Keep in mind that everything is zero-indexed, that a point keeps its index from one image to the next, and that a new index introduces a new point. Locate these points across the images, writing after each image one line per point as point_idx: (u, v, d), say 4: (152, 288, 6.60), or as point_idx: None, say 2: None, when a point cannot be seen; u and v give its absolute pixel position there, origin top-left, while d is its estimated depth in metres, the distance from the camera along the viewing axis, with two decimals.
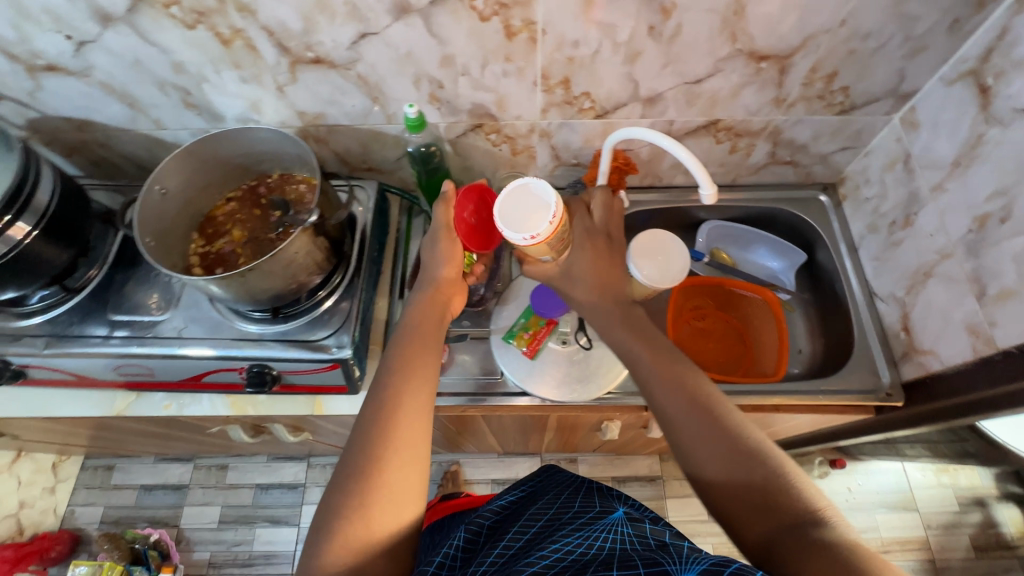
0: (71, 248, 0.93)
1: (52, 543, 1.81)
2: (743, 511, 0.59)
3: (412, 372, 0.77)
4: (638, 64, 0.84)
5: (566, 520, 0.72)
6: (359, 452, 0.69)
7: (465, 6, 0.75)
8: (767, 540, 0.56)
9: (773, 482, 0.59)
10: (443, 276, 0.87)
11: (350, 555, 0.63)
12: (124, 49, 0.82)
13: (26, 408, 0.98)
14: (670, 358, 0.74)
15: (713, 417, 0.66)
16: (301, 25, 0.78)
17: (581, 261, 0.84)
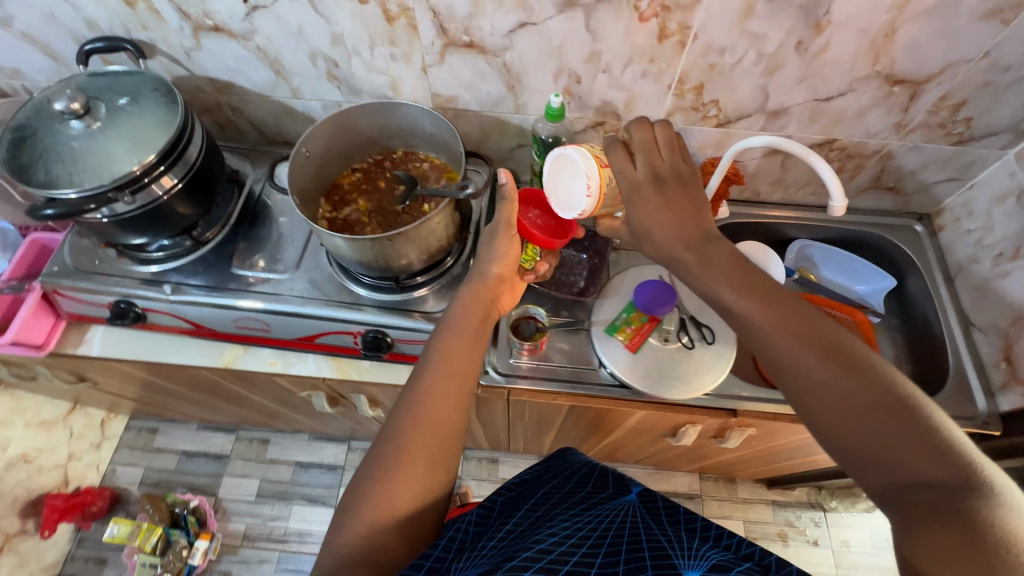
0: (204, 203, 0.97)
1: (93, 498, 1.78)
2: (874, 463, 0.56)
3: (451, 367, 0.80)
4: (775, 76, 0.88)
5: (577, 499, 0.76)
6: (391, 440, 0.74)
7: (630, 5, 0.79)
8: (900, 493, 0.53)
9: (913, 434, 0.54)
10: (496, 277, 0.88)
11: (368, 532, 0.68)
12: (293, 17, 0.86)
13: (138, 352, 1.01)
14: (785, 300, 0.66)
15: (843, 363, 0.60)
16: (467, 9, 0.82)
17: (639, 216, 0.73)
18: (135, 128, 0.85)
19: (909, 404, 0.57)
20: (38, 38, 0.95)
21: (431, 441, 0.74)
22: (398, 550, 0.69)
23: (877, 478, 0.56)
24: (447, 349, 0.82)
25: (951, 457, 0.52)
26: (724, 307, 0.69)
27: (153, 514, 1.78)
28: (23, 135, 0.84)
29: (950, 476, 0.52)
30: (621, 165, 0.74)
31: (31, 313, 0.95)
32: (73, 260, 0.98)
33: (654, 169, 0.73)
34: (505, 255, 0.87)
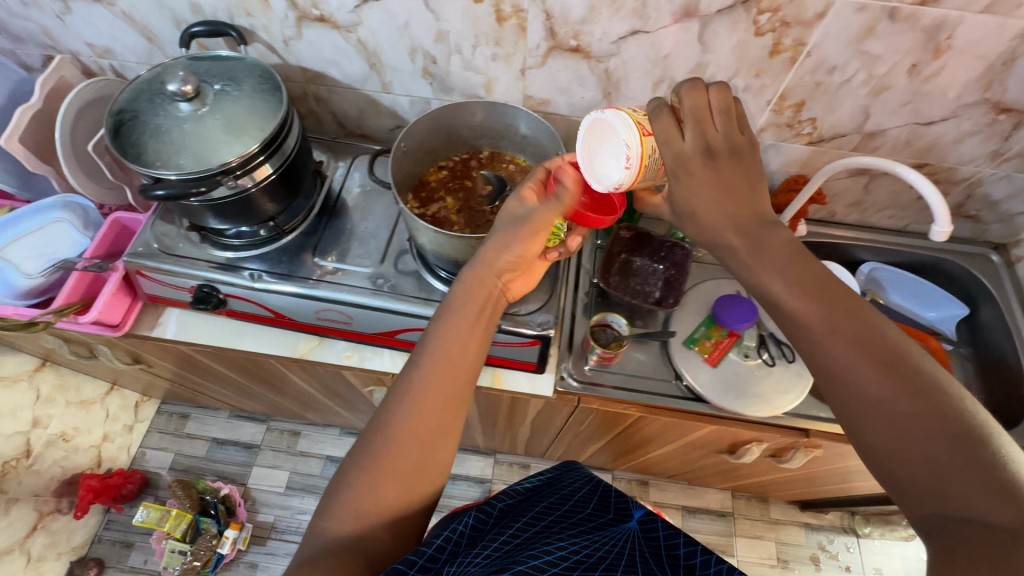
0: (292, 193, 0.96)
1: (124, 480, 1.70)
2: (923, 491, 0.50)
3: (447, 356, 0.72)
4: (880, 98, 0.87)
5: (578, 519, 0.78)
6: (378, 437, 0.68)
7: (749, 19, 0.78)
8: (945, 527, 0.48)
9: (977, 465, 0.48)
10: (508, 259, 0.78)
11: (354, 523, 0.64)
12: (402, 11, 0.86)
13: (215, 337, 1.00)
14: (846, 299, 0.57)
15: (903, 378, 0.52)
16: (582, 13, 0.81)
17: (683, 193, 0.62)
18: (240, 113, 0.85)
19: (975, 431, 0.49)
20: (139, 19, 0.95)
21: (420, 440, 0.68)
22: (387, 543, 0.65)
23: (921, 507, 0.50)
24: (443, 335, 0.73)
25: (1016, 496, 0.45)
26: (771, 301, 0.59)
27: (185, 500, 1.67)
28: (127, 114, 0.84)
29: (1012, 518, 0.45)
30: (668, 136, 0.62)
31: (114, 293, 0.95)
32: (158, 242, 0.96)
33: (707, 141, 0.61)
34: (521, 230, 0.77)
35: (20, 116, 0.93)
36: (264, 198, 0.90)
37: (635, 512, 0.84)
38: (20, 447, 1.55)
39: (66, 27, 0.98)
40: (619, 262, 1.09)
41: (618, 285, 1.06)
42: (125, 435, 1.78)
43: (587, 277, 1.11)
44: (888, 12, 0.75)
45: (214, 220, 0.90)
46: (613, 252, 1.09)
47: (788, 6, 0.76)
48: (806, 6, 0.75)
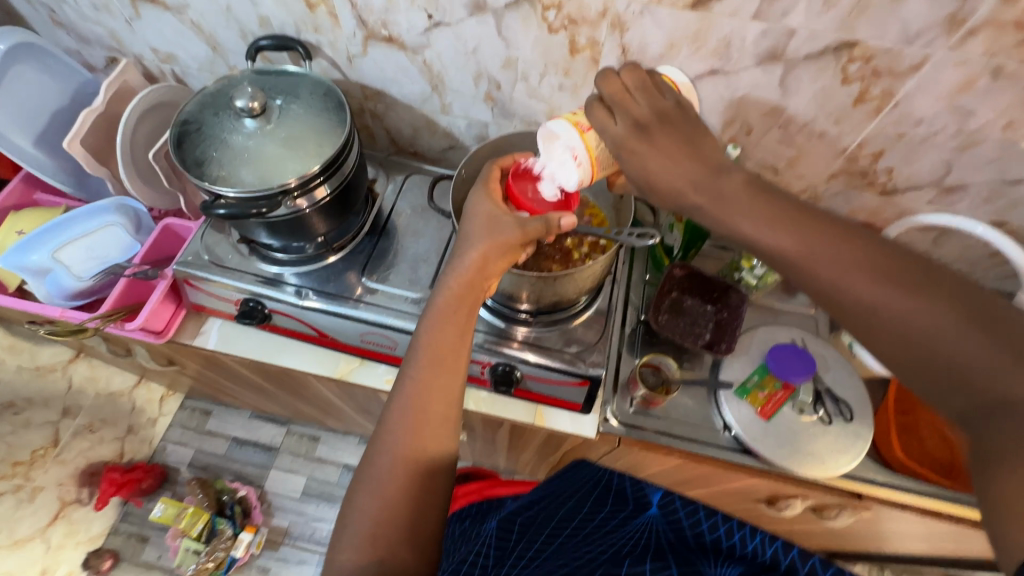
0: (345, 213, 0.94)
1: (144, 473, 1.56)
2: (950, 386, 0.50)
3: (433, 349, 0.72)
4: (965, 154, 0.83)
5: (599, 523, 0.73)
6: (384, 450, 0.67)
7: (837, 66, 0.75)
8: (988, 417, 0.47)
9: (997, 339, 0.48)
10: (493, 262, 0.74)
11: (375, 550, 0.61)
12: (472, 36, 0.84)
13: (256, 352, 0.99)
14: (829, 225, 0.56)
15: (902, 278, 0.53)
16: (661, 50, 0.78)
17: (643, 166, 0.61)
18: (304, 130, 0.84)
19: (984, 307, 0.50)
20: (207, 29, 0.95)
21: (418, 449, 0.67)
22: (412, 562, 0.62)
23: (954, 402, 0.50)
24: (432, 325, 0.73)
25: None
26: (766, 253, 0.57)
27: (203, 499, 1.54)
28: (193, 127, 0.83)
29: None
30: (603, 124, 0.63)
31: (161, 301, 0.94)
32: (208, 253, 0.95)
33: (636, 113, 0.61)
34: (505, 239, 0.72)
35: (84, 119, 0.94)
36: (320, 216, 0.89)
37: (654, 495, 0.74)
38: (49, 436, 1.58)
39: (134, 31, 0.98)
40: (669, 301, 1.04)
41: (666, 325, 1.02)
42: (149, 428, 1.65)
43: (634, 313, 1.08)
44: (990, 69, 0.70)
45: (269, 236, 0.89)
46: (664, 290, 1.05)
47: (882, 57, 0.72)
48: (901, 57, 0.72)
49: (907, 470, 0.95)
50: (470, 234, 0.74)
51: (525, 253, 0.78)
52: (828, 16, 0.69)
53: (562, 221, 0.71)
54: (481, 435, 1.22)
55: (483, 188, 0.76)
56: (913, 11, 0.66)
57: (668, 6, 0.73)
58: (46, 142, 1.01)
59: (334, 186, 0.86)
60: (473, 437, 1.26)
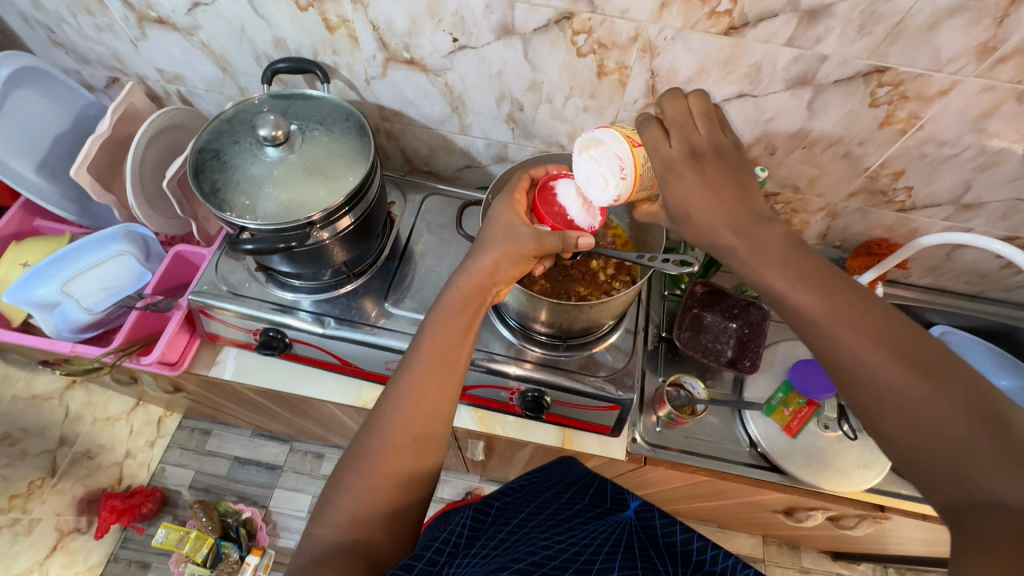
0: (367, 241, 0.92)
1: (144, 498, 1.47)
2: (941, 477, 0.43)
3: (435, 345, 0.68)
4: (985, 173, 0.85)
5: (568, 514, 0.68)
6: (372, 442, 0.62)
7: (867, 90, 0.75)
8: (971, 518, 0.41)
9: (997, 444, 0.41)
10: (502, 268, 0.72)
11: (352, 529, 0.58)
12: (497, 59, 0.83)
13: (274, 382, 0.97)
14: (838, 284, 0.50)
15: (919, 359, 0.46)
16: (690, 74, 0.78)
17: (676, 199, 0.57)
18: (327, 158, 0.82)
19: (998, 409, 0.43)
20: (217, 50, 0.91)
21: (409, 447, 0.62)
22: (387, 548, 0.58)
23: (940, 493, 0.43)
24: (438, 321, 0.69)
25: None
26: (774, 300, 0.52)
27: (207, 521, 1.45)
28: (210, 156, 0.81)
29: None
30: (656, 143, 0.59)
31: (176, 331, 0.91)
32: (225, 282, 0.92)
33: (689, 138, 0.58)
34: (519, 248, 0.71)
35: (91, 145, 0.91)
36: (342, 244, 0.87)
37: (633, 502, 0.72)
38: (45, 466, 1.46)
39: (139, 52, 0.95)
40: (690, 318, 1.05)
41: (688, 342, 1.02)
42: (148, 451, 1.56)
43: (655, 331, 1.09)
44: (1017, 94, 0.72)
45: (288, 266, 0.87)
46: (685, 307, 1.05)
47: (911, 82, 0.73)
48: (930, 82, 0.73)
49: None
50: (487, 240, 0.73)
51: (541, 267, 0.78)
52: (860, 43, 0.70)
53: (579, 240, 0.69)
54: (500, 455, 1.20)
55: (509, 198, 0.75)
56: (946, 40, 0.67)
57: (700, 32, 0.72)
58: (48, 168, 0.99)
59: (358, 214, 0.84)
60: (491, 457, 1.25)
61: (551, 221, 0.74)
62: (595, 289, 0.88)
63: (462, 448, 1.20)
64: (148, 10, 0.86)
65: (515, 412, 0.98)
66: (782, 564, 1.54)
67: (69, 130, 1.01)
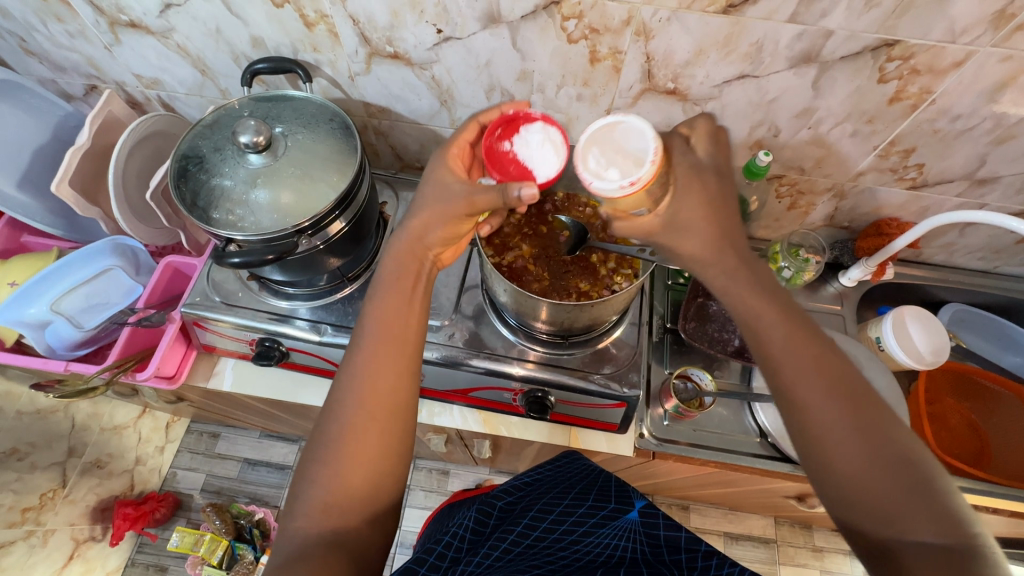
0: (359, 246, 0.89)
1: (156, 503, 1.46)
2: (872, 516, 0.47)
3: (379, 316, 0.65)
4: (1001, 147, 0.81)
5: (569, 521, 0.67)
6: (331, 444, 0.58)
7: (875, 66, 0.72)
8: (897, 558, 0.46)
9: (921, 494, 0.46)
10: (451, 228, 0.67)
11: (327, 516, 0.55)
12: (484, 50, 0.79)
13: (273, 390, 0.96)
14: (805, 325, 0.54)
15: (863, 410, 0.50)
16: (688, 57, 0.74)
17: (684, 208, 0.59)
18: (313, 161, 0.79)
19: (920, 458, 0.48)
20: (194, 52, 0.88)
21: (368, 443, 0.58)
22: (366, 533, 0.56)
23: (870, 536, 0.48)
24: (402, 282, 0.67)
25: (953, 522, 0.45)
26: (749, 332, 0.56)
27: (221, 524, 1.43)
28: (193, 165, 0.78)
29: (948, 542, 0.44)
30: (687, 147, 0.61)
31: (171, 345, 0.90)
32: (217, 293, 0.90)
33: (695, 165, 0.59)
34: (446, 208, 0.66)
35: (71, 159, 0.88)
36: (336, 250, 0.84)
37: (638, 502, 0.70)
38: (55, 478, 1.35)
39: (114, 58, 0.91)
40: (695, 308, 1.02)
41: (695, 334, 1.00)
42: (157, 457, 1.55)
43: (660, 322, 1.07)
44: None
45: (282, 275, 0.84)
46: (689, 297, 1.03)
47: (922, 55, 0.69)
48: (943, 54, 0.69)
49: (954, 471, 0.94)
50: (420, 203, 0.69)
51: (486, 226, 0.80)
52: (868, 16, 0.66)
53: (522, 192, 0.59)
54: (507, 451, 1.19)
55: (445, 151, 0.71)
56: (960, 10, 0.63)
57: (697, 12, 0.68)
58: (30, 184, 0.97)
59: (349, 218, 0.81)
60: (499, 453, 1.24)
61: (500, 173, 0.68)
62: (597, 285, 0.84)
63: (468, 445, 1.19)
64: (119, 14, 0.82)
65: (519, 412, 0.96)
66: (794, 544, 1.52)
67: (48, 144, 0.99)
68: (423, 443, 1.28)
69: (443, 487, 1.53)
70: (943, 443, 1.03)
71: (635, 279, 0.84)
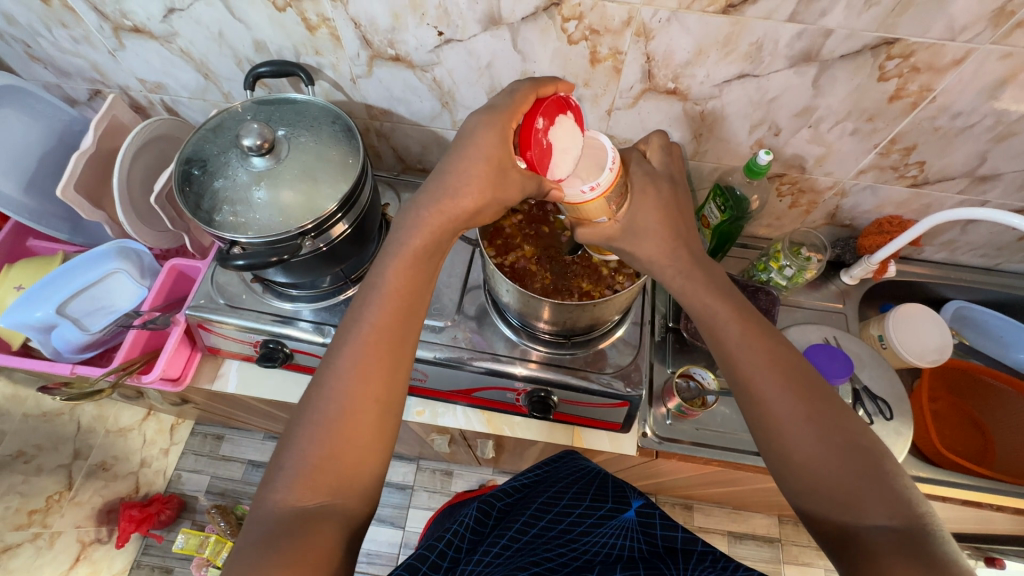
0: (362, 247, 0.89)
1: (161, 505, 1.47)
2: (829, 501, 0.52)
3: (391, 297, 0.64)
4: (1002, 144, 0.81)
5: (568, 522, 0.67)
6: (322, 435, 0.57)
7: (875, 64, 0.72)
8: (854, 538, 0.49)
9: (871, 477, 0.51)
10: (475, 213, 0.65)
11: (312, 490, 0.55)
12: (486, 51, 0.79)
13: (277, 392, 0.96)
14: (766, 333, 0.62)
15: (817, 403, 0.56)
16: (688, 57, 0.75)
17: (642, 211, 0.66)
18: (315, 164, 0.79)
19: (872, 451, 0.53)
20: (197, 56, 0.88)
21: (360, 432, 0.58)
22: (352, 505, 0.57)
23: (829, 520, 0.51)
24: (395, 265, 0.64)
25: (903, 503, 0.49)
26: (715, 335, 0.63)
27: (225, 526, 1.44)
28: (196, 168, 0.79)
29: (899, 522, 0.48)
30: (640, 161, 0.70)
31: (176, 347, 0.90)
32: (221, 295, 0.90)
33: (650, 173, 0.68)
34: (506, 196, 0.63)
35: (76, 163, 0.89)
36: (339, 252, 0.85)
37: (635, 501, 0.70)
38: (61, 480, 1.36)
39: (118, 63, 0.92)
40: None
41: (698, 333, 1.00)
42: (162, 459, 1.54)
43: (662, 321, 1.07)
44: None
45: (285, 277, 0.85)
46: None
47: (922, 53, 0.69)
48: (943, 52, 0.69)
49: (957, 468, 0.93)
50: (446, 181, 0.63)
51: None
52: (867, 15, 0.66)
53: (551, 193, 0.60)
54: (510, 451, 1.19)
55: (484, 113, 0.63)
56: (960, 7, 0.63)
57: (697, 12, 0.69)
58: (36, 189, 0.98)
59: (352, 220, 0.82)
60: (503, 453, 1.24)
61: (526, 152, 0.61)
62: (599, 285, 0.84)
63: (472, 446, 1.19)
64: (123, 19, 0.83)
65: (521, 412, 0.97)
66: (798, 543, 1.52)
67: (53, 148, 1.00)
68: (426, 444, 1.28)
69: (446, 487, 1.53)
70: (946, 441, 1.03)
71: (637, 278, 0.84)
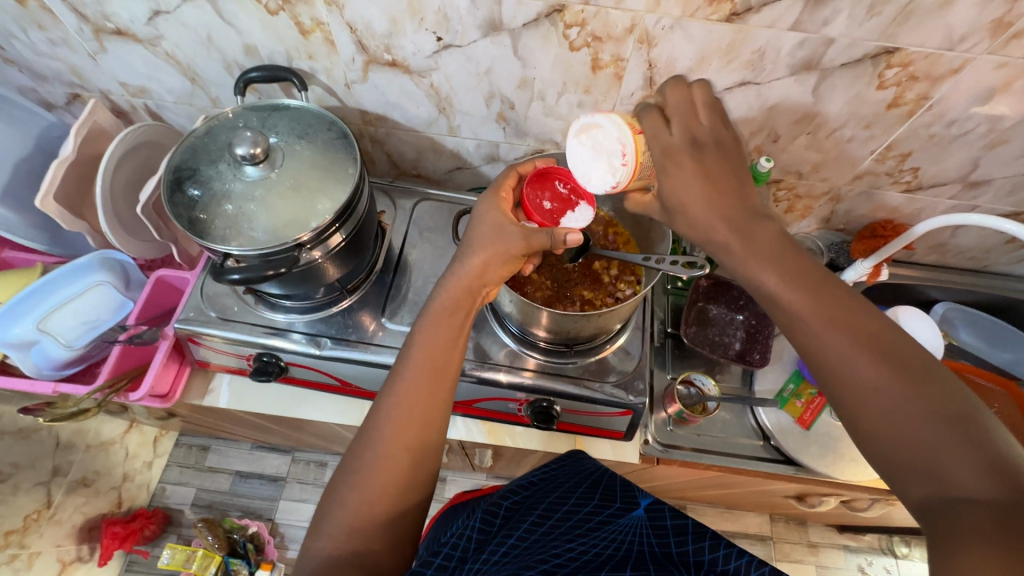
0: (358, 258, 0.87)
1: (145, 520, 1.39)
2: (917, 475, 0.44)
3: (430, 348, 0.64)
4: (993, 151, 0.82)
5: (577, 518, 0.65)
6: (362, 477, 0.58)
7: (874, 73, 0.72)
8: (943, 512, 0.42)
9: (967, 443, 0.42)
10: (493, 270, 0.67)
11: (351, 538, 0.55)
12: (485, 57, 0.78)
13: (271, 406, 0.93)
14: (823, 287, 0.50)
15: (899, 361, 0.46)
16: (690, 65, 0.74)
17: (672, 186, 0.57)
18: (309, 172, 0.77)
19: (967, 410, 0.44)
20: (183, 60, 0.85)
21: (397, 475, 0.58)
22: (387, 557, 0.56)
23: (916, 489, 0.44)
24: (426, 324, 0.66)
25: (1010, 472, 0.40)
26: (763, 299, 0.53)
27: (213, 540, 1.35)
28: (186, 178, 0.76)
29: (1001, 493, 0.40)
30: (656, 131, 0.58)
31: (165, 362, 0.87)
32: (212, 308, 0.87)
33: (668, 147, 0.57)
34: (507, 247, 0.66)
35: (55, 171, 0.85)
36: (336, 262, 0.82)
37: (643, 500, 0.69)
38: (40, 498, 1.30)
39: (99, 66, 0.88)
40: (696, 311, 1.03)
41: (696, 338, 1.00)
42: (145, 473, 1.46)
43: (661, 326, 1.07)
44: None
45: (279, 288, 0.82)
46: (691, 301, 1.03)
47: (921, 62, 0.70)
48: (941, 62, 0.70)
49: None
50: None
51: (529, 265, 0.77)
52: (870, 24, 0.66)
53: (568, 236, 0.65)
54: (508, 459, 1.17)
55: (494, 195, 0.71)
56: (959, 17, 0.64)
57: (700, 20, 0.68)
58: (11, 197, 0.94)
59: (349, 230, 0.80)
60: (501, 461, 1.22)
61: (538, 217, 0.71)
62: (600, 293, 0.84)
63: (469, 455, 1.17)
64: (105, 22, 0.79)
65: (523, 421, 0.96)
66: (790, 540, 1.54)
67: (30, 155, 0.95)
68: None
69: (440, 494, 1.51)
70: None
71: (638, 286, 0.84)
